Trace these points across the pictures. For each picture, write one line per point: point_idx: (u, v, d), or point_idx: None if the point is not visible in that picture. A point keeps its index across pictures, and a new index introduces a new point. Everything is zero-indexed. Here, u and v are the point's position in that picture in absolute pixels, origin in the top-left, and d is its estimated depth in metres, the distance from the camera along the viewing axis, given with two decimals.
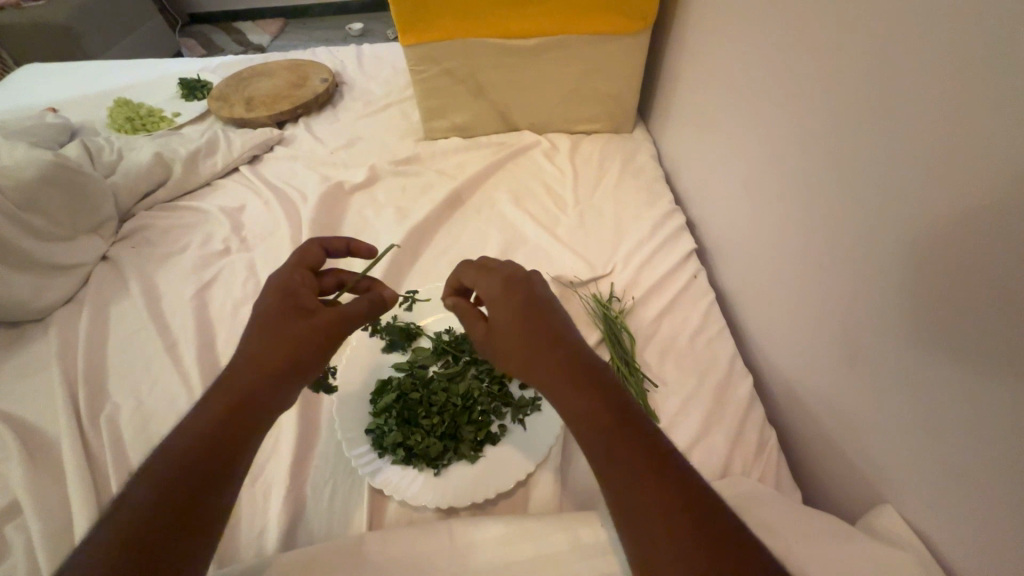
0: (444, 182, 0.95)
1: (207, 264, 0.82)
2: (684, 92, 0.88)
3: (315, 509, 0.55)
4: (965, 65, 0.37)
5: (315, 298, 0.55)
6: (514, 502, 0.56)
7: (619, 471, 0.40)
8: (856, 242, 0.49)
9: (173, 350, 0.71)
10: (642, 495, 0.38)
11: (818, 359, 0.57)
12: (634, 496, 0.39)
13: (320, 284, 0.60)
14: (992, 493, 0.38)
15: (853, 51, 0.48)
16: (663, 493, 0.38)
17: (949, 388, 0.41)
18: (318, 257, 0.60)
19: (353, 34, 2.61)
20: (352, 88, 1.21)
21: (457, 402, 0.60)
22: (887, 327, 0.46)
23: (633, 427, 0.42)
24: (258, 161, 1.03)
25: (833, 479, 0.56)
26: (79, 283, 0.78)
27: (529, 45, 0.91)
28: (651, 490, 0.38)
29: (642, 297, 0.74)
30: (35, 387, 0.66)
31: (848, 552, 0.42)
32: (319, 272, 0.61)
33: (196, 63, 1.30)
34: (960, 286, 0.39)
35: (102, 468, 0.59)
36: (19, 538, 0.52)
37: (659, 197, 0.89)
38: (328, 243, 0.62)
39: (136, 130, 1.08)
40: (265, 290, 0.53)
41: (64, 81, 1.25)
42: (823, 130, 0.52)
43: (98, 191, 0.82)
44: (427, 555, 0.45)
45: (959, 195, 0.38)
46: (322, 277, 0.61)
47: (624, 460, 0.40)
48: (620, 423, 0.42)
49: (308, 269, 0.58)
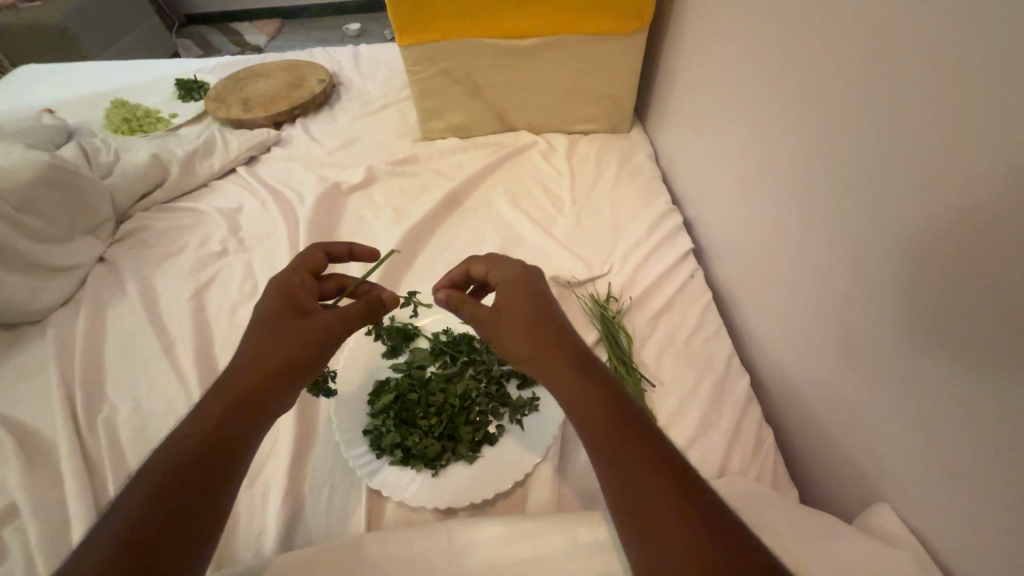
0: (442, 182, 0.95)
1: (204, 266, 0.82)
2: (681, 92, 0.88)
3: (313, 510, 0.55)
4: (960, 66, 0.37)
5: (314, 301, 0.56)
6: (513, 502, 0.56)
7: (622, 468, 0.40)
8: (853, 242, 0.49)
9: (171, 351, 0.71)
10: (645, 493, 0.38)
11: (815, 358, 0.57)
12: (637, 493, 0.39)
13: (319, 287, 0.60)
14: (988, 490, 0.39)
15: (849, 52, 0.48)
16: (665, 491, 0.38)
17: (946, 386, 0.41)
18: (320, 261, 0.61)
19: (349, 34, 2.61)
20: (349, 88, 1.21)
21: (455, 403, 0.60)
22: (884, 325, 0.47)
23: (637, 425, 0.42)
24: (255, 162, 1.03)
25: (830, 477, 0.57)
26: (76, 285, 0.78)
27: (526, 45, 0.91)
28: (653, 489, 0.38)
29: (639, 296, 0.74)
30: (32, 390, 0.66)
31: (845, 551, 0.42)
32: (319, 275, 0.62)
33: (193, 64, 1.30)
34: (956, 285, 0.39)
35: (100, 470, 0.59)
36: (17, 541, 0.52)
37: (656, 197, 0.89)
38: (329, 249, 0.63)
39: (133, 131, 1.07)
40: (265, 293, 0.54)
41: (60, 82, 1.25)
42: (820, 129, 0.53)
43: (95, 193, 0.82)
44: (426, 556, 0.45)
45: (955, 195, 0.38)
46: (323, 281, 0.61)
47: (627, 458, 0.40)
48: (619, 412, 0.43)
49: (309, 273, 0.59)
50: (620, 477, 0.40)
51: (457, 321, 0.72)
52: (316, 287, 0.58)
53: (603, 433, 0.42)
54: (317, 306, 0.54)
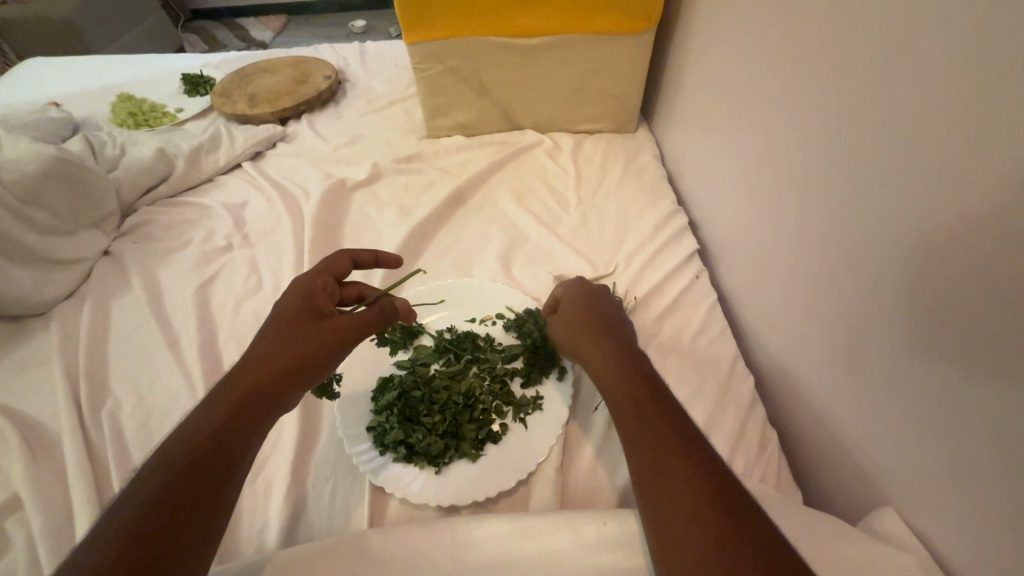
0: (446, 180, 0.94)
1: (209, 260, 0.82)
2: (687, 92, 0.88)
3: (315, 505, 0.55)
4: (968, 70, 0.37)
5: (331, 305, 0.56)
6: (515, 501, 0.56)
7: (652, 477, 0.41)
8: (858, 245, 0.49)
9: (175, 345, 0.70)
10: (681, 491, 0.39)
11: (820, 362, 0.56)
12: (666, 491, 0.40)
13: (341, 293, 0.61)
14: (995, 497, 0.38)
15: (855, 55, 0.48)
16: (698, 487, 0.39)
17: (950, 391, 0.41)
18: (345, 267, 0.61)
19: (354, 31, 2.60)
20: (355, 85, 1.21)
21: (458, 401, 0.60)
22: (890, 328, 0.46)
23: (690, 438, 0.43)
24: (260, 157, 1.03)
25: (833, 480, 0.56)
26: (82, 277, 0.78)
27: (532, 44, 0.91)
28: (686, 488, 0.39)
29: (644, 297, 0.74)
30: (37, 382, 0.66)
31: (849, 556, 0.42)
32: (343, 282, 0.63)
33: (200, 59, 1.30)
34: (962, 289, 0.39)
35: (103, 463, 0.59)
36: (20, 533, 0.52)
37: (661, 197, 0.89)
38: (356, 255, 0.63)
39: (138, 126, 1.07)
40: (286, 293, 0.55)
41: (67, 75, 1.25)
42: (826, 132, 0.52)
43: (101, 186, 0.82)
44: (429, 552, 0.45)
45: (962, 200, 0.38)
46: (344, 288, 0.62)
47: (669, 466, 0.41)
48: (673, 424, 0.44)
49: (333, 278, 0.60)
50: (647, 494, 0.41)
51: (461, 320, 0.72)
52: (337, 292, 0.59)
53: (639, 445, 0.43)
54: (334, 311, 0.55)
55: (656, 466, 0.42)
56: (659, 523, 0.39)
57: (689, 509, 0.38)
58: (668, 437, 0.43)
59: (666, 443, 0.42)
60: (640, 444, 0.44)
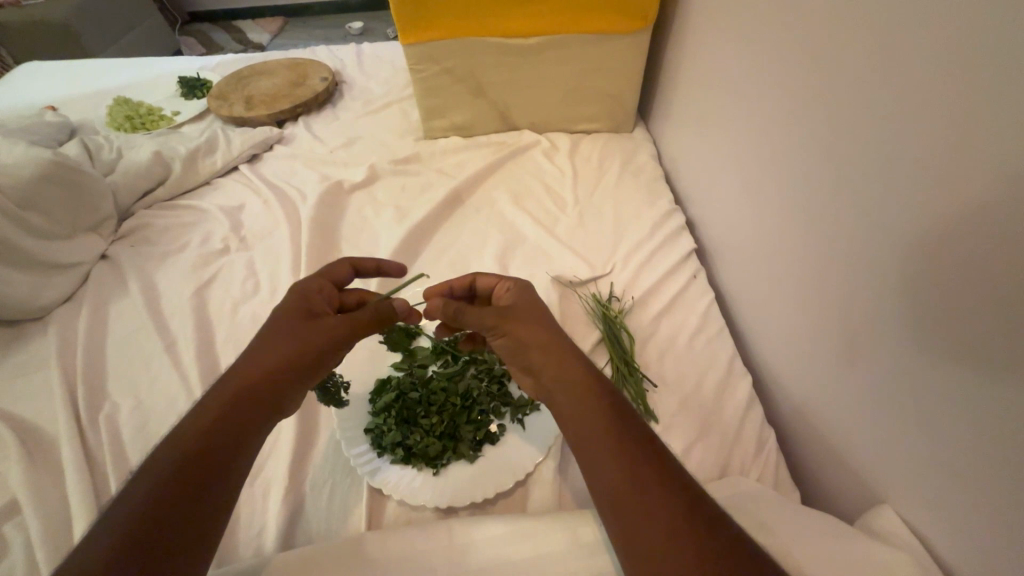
0: (444, 181, 0.94)
1: (207, 263, 0.82)
2: (684, 91, 0.88)
3: (314, 508, 0.55)
4: (963, 69, 0.37)
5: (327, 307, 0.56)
6: (513, 502, 0.56)
7: (617, 491, 0.39)
8: (855, 243, 0.49)
9: (173, 348, 0.70)
10: (648, 505, 0.38)
11: (817, 360, 0.56)
12: (633, 504, 0.38)
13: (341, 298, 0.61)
14: (994, 494, 0.38)
15: (851, 55, 0.48)
16: (667, 499, 0.38)
17: (947, 388, 0.41)
18: (344, 272, 0.62)
19: (352, 33, 2.61)
20: (353, 87, 1.21)
21: (456, 402, 0.60)
22: (887, 325, 0.46)
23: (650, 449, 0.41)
24: (258, 160, 1.03)
25: (832, 478, 0.56)
26: (79, 282, 0.78)
27: (529, 45, 0.91)
28: (654, 501, 0.38)
29: (641, 297, 0.74)
30: (35, 387, 0.66)
31: (848, 553, 0.42)
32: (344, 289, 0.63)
33: (198, 62, 1.30)
34: (959, 285, 0.39)
35: (101, 467, 0.59)
36: (19, 538, 0.52)
37: (659, 197, 0.89)
38: (358, 262, 0.64)
39: (136, 129, 1.07)
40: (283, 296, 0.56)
41: (64, 79, 1.25)
42: (823, 131, 0.52)
43: (98, 190, 0.82)
44: (427, 555, 0.45)
45: (960, 199, 0.38)
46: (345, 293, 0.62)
47: (634, 478, 0.39)
48: (630, 430, 0.42)
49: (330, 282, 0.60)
50: (619, 508, 0.39)
51: None
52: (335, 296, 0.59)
53: (599, 458, 0.41)
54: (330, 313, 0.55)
55: (617, 480, 0.40)
56: (625, 520, 0.38)
57: (655, 523, 0.37)
58: (632, 448, 0.41)
59: (627, 452, 0.41)
60: (595, 456, 0.42)
